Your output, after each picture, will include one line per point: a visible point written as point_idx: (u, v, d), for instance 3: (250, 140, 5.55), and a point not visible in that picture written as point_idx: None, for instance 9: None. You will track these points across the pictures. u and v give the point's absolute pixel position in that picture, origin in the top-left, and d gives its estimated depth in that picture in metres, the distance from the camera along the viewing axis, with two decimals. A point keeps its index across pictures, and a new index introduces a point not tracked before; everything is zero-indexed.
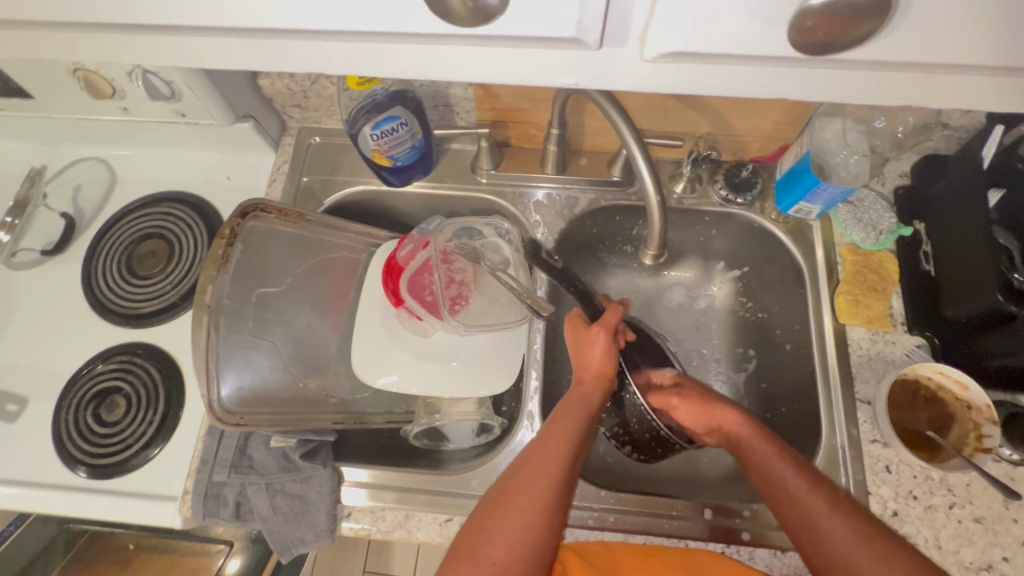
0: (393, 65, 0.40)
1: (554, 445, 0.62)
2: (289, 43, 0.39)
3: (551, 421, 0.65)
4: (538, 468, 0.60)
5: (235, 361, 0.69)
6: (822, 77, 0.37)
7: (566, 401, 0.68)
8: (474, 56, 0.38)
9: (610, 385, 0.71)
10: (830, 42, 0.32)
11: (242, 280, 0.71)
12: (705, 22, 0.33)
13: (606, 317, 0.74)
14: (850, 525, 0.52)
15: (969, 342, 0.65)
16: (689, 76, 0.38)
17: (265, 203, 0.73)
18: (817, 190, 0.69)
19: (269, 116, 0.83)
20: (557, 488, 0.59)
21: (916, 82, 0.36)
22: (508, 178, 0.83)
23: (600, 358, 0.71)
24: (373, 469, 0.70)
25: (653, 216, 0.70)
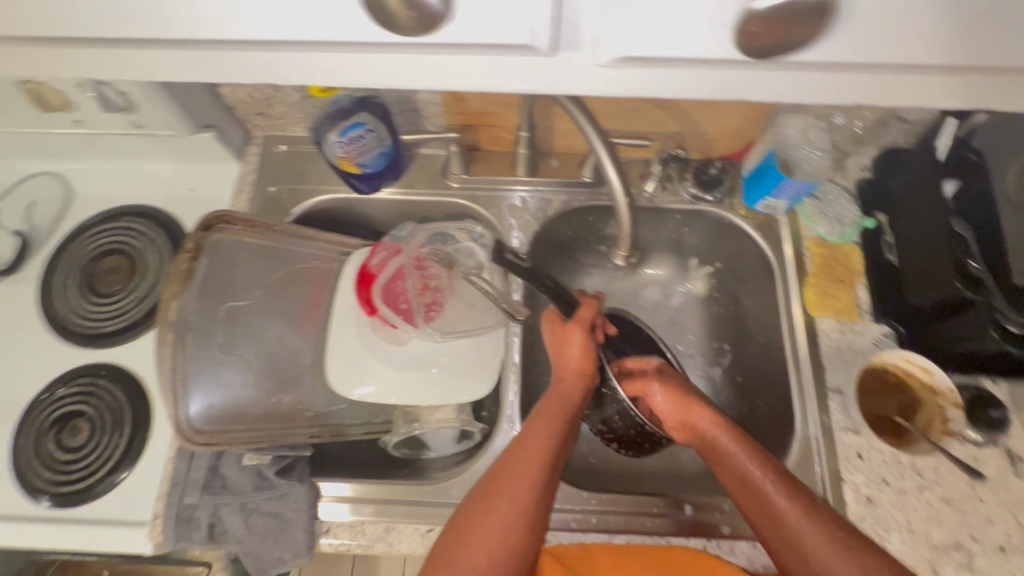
0: (350, 74, 0.39)
1: (533, 446, 0.62)
2: (242, 55, 0.38)
3: (531, 422, 0.65)
4: (516, 471, 0.59)
5: (204, 379, 0.67)
6: (779, 77, 0.38)
7: (547, 400, 0.67)
8: (435, 64, 0.38)
9: (590, 382, 0.70)
10: (781, 47, 0.32)
11: (209, 295, 0.70)
12: (661, 28, 0.34)
13: (581, 313, 0.73)
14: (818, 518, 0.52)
15: (932, 328, 0.67)
16: (647, 81, 0.39)
17: (230, 215, 0.73)
18: (783, 185, 0.71)
19: (232, 125, 0.81)
20: (536, 491, 0.59)
21: (867, 81, 0.37)
22: (479, 182, 0.83)
23: (578, 357, 0.70)
24: (355, 483, 0.69)
25: (620, 215, 0.71)
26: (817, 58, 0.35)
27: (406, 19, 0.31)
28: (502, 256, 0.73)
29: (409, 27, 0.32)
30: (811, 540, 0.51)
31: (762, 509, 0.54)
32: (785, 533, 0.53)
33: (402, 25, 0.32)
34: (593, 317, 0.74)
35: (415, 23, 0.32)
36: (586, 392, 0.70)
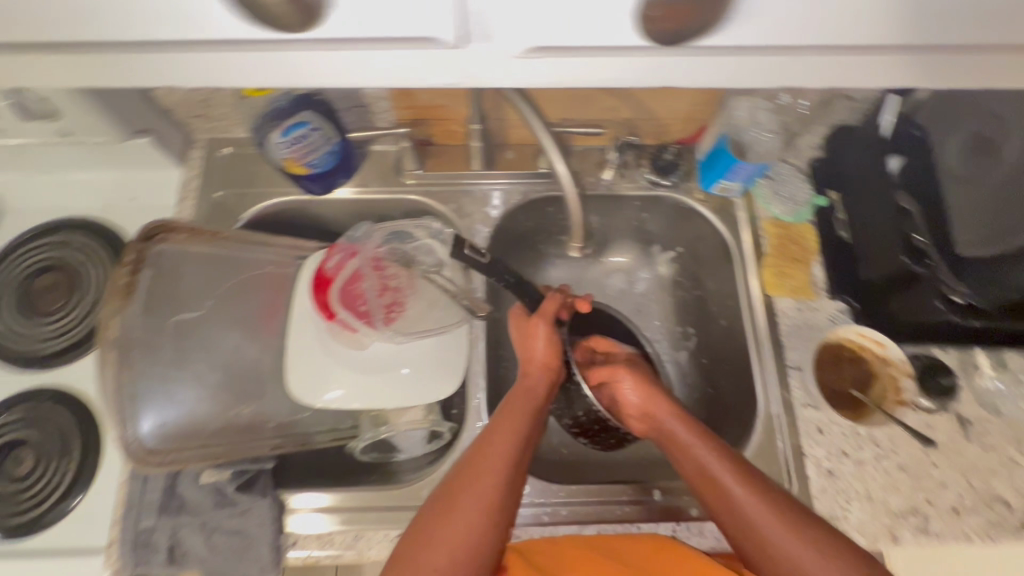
0: (266, 70, 0.39)
1: (498, 445, 0.61)
2: (150, 56, 0.38)
3: (497, 419, 0.64)
4: (481, 471, 0.59)
5: (154, 397, 0.64)
6: (699, 63, 0.38)
7: (513, 396, 0.67)
8: (354, 61, 0.38)
9: (557, 375, 0.70)
10: (683, 33, 0.33)
11: (154, 309, 0.67)
12: (566, 15, 0.34)
13: (546, 307, 0.72)
14: (773, 499, 0.54)
15: (885, 302, 0.72)
16: (570, 70, 0.38)
17: (172, 224, 0.69)
18: (736, 167, 0.73)
19: (171, 129, 0.77)
20: (499, 491, 0.58)
21: (786, 62, 0.37)
22: (435, 177, 0.81)
23: (542, 349, 0.70)
24: (336, 492, 0.68)
25: (571, 204, 0.72)
26: (732, 41, 0.36)
27: (292, 17, 0.33)
28: (463, 254, 0.69)
29: (295, 23, 0.33)
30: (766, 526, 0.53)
31: (721, 492, 0.56)
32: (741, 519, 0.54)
33: (288, 24, 0.33)
34: (557, 310, 0.73)
35: (296, 15, 0.32)
36: (551, 388, 0.69)
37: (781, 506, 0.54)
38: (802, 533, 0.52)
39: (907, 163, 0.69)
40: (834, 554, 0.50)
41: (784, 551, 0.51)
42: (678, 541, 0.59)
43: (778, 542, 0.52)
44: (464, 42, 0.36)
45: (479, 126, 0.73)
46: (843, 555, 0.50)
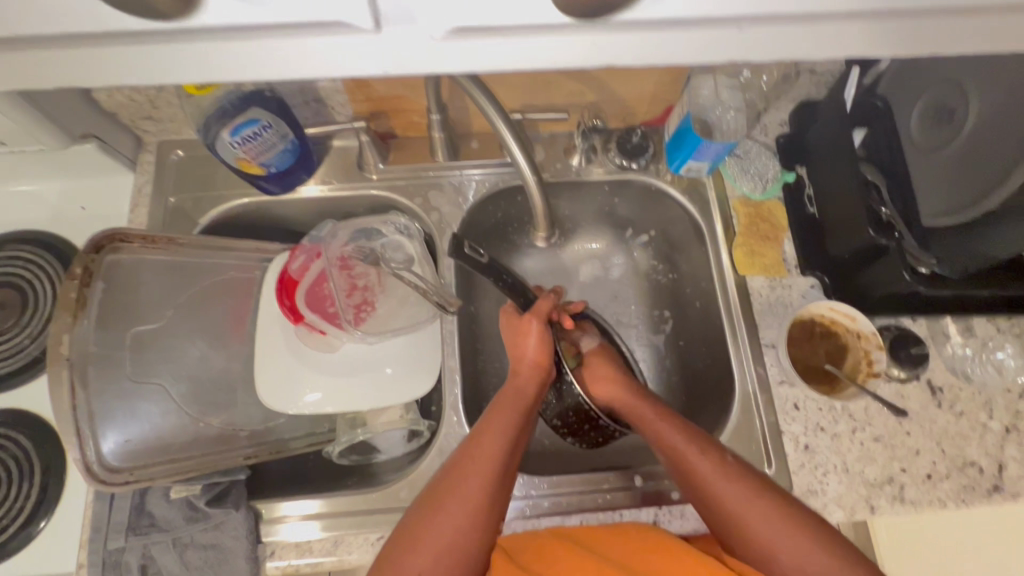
0: (164, 69, 0.35)
1: (486, 445, 0.60)
2: (36, 54, 0.34)
3: (487, 419, 0.62)
4: (474, 475, 0.58)
5: (115, 414, 0.62)
6: (636, 40, 0.35)
7: (503, 396, 0.65)
8: (268, 56, 0.35)
9: (547, 375, 0.69)
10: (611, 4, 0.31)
11: (109, 323, 0.64)
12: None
13: (539, 305, 0.71)
14: (752, 486, 0.58)
15: (855, 278, 0.69)
16: (503, 52, 0.35)
17: (124, 232, 0.66)
18: (702, 147, 0.70)
19: (118, 133, 0.74)
20: (488, 492, 0.58)
21: (733, 35, 0.35)
22: (399, 171, 0.79)
23: (534, 349, 0.68)
24: (327, 499, 0.66)
25: (533, 193, 0.71)
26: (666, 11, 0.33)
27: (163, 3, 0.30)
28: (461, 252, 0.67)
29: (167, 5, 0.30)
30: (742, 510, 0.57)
31: (700, 480, 0.59)
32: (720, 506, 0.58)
33: (162, 11, 0.31)
34: (551, 310, 0.71)
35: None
36: (542, 386, 0.68)
37: (760, 493, 0.57)
38: (779, 518, 0.56)
39: (869, 136, 0.67)
40: (805, 534, 0.55)
41: (761, 534, 0.56)
42: (662, 531, 0.60)
43: (757, 526, 0.56)
44: (376, 27, 0.33)
45: (438, 116, 0.71)
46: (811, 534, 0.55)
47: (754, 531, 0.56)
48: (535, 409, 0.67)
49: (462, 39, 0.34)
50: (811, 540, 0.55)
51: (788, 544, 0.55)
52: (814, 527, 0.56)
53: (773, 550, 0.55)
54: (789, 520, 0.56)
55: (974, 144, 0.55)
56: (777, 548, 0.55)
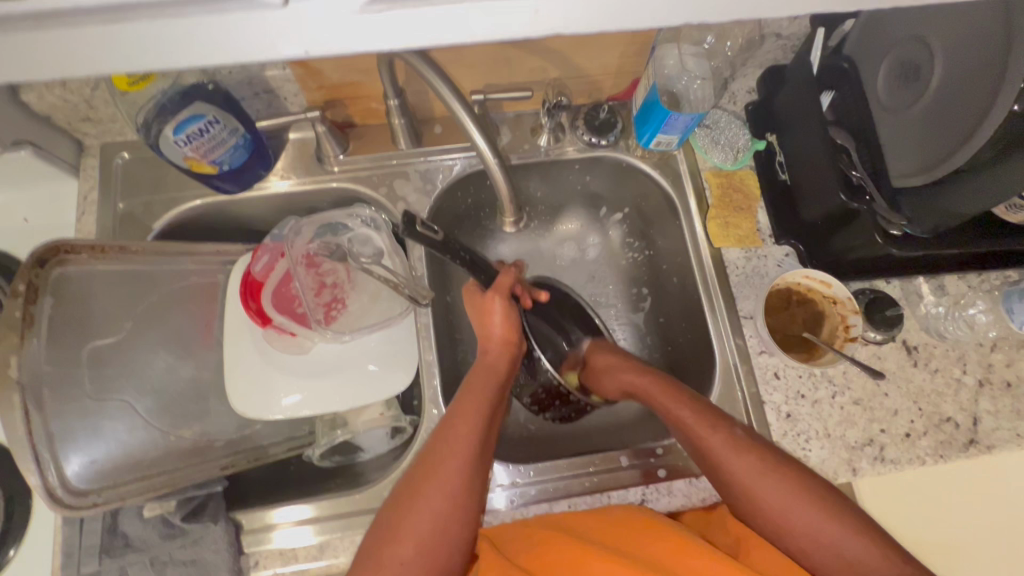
0: (32, 62, 0.30)
1: (459, 427, 0.59)
2: None
3: (459, 401, 0.61)
4: (452, 458, 0.57)
5: (77, 435, 0.59)
6: (581, 8, 0.32)
7: (474, 376, 0.64)
8: (161, 44, 0.30)
9: (517, 350, 0.68)
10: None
11: (61, 340, 0.60)
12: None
13: (501, 280, 0.69)
14: (740, 442, 0.59)
15: (828, 242, 0.68)
16: (436, 28, 0.31)
17: (71, 243, 0.62)
18: (671, 120, 0.68)
19: (55, 137, 0.69)
20: (466, 474, 0.56)
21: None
22: (360, 161, 0.76)
23: (501, 326, 0.67)
24: (318, 503, 0.65)
25: (496, 177, 0.69)
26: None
27: None
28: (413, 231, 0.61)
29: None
30: (751, 482, 0.57)
31: (713, 456, 0.59)
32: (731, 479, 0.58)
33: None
34: (513, 284, 0.69)
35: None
36: (512, 363, 0.67)
37: (746, 448, 0.58)
38: (771, 477, 0.57)
39: (838, 99, 0.66)
40: (800, 490, 0.56)
41: (748, 487, 0.57)
42: (653, 512, 0.59)
43: (746, 481, 0.57)
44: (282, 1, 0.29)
45: (396, 101, 0.68)
46: (793, 482, 0.56)
47: (757, 496, 0.57)
48: (507, 387, 0.66)
49: (386, 7, 0.30)
50: (794, 489, 0.56)
51: (793, 510, 0.55)
52: (812, 488, 0.56)
53: (773, 510, 0.56)
54: (774, 472, 0.57)
55: (947, 100, 0.54)
56: (784, 518, 0.56)
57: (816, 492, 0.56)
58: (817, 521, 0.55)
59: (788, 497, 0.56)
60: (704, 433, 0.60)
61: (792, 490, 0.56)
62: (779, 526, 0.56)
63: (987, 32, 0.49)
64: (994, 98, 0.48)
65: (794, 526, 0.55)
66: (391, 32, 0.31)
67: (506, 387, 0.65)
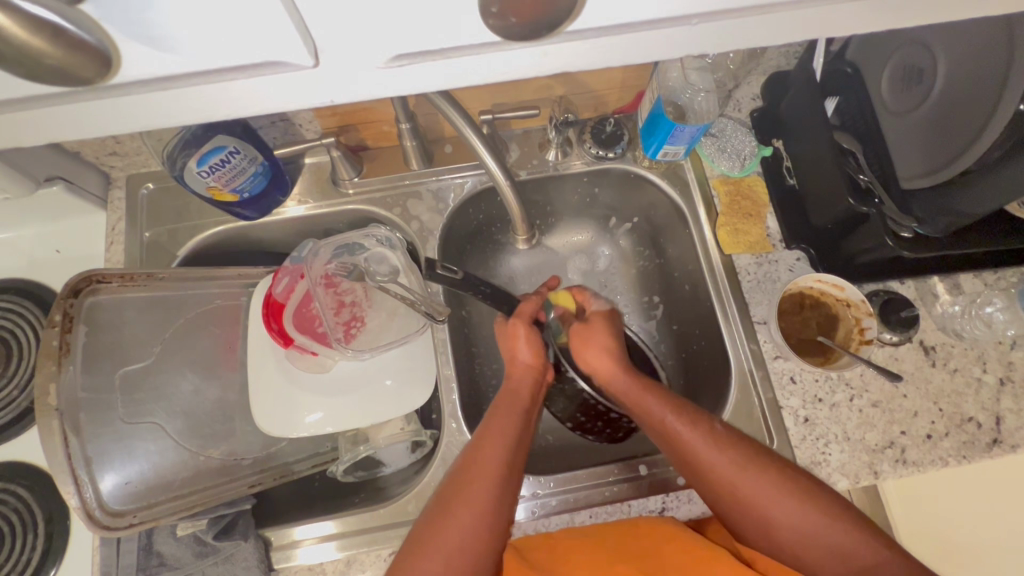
0: (88, 121, 0.33)
1: (489, 447, 0.60)
2: None
3: (489, 422, 0.63)
4: (479, 477, 0.58)
5: (112, 455, 0.61)
6: (583, 48, 0.33)
7: (501, 398, 0.66)
8: (197, 99, 0.32)
9: (541, 377, 0.69)
10: (549, 21, 0.29)
11: (95, 365, 0.63)
12: (408, 17, 0.29)
13: (523, 309, 0.72)
14: (745, 457, 0.58)
15: (839, 247, 0.69)
16: (448, 73, 0.33)
17: (102, 272, 0.65)
18: (676, 132, 0.69)
19: (84, 172, 0.72)
20: (496, 494, 0.58)
21: (682, 35, 0.33)
22: (374, 183, 0.78)
23: (526, 352, 0.68)
24: (340, 518, 0.66)
25: (506, 194, 0.70)
26: (612, 16, 0.31)
27: (85, 67, 0.27)
28: (434, 272, 0.65)
29: (88, 70, 0.28)
30: (763, 498, 0.56)
31: (715, 472, 0.58)
32: (742, 496, 0.56)
33: (82, 76, 0.28)
34: (535, 312, 0.72)
35: (84, 62, 0.27)
36: (537, 387, 0.69)
37: (750, 461, 0.57)
38: (792, 495, 0.55)
39: (843, 103, 0.66)
40: (827, 511, 0.55)
41: (747, 500, 0.56)
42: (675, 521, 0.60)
43: (761, 499, 0.56)
44: (313, 63, 0.31)
45: (408, 125, 0.69)
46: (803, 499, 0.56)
47: (775, 514, 0.55)
48: (534, 408, 0.68)
49: (407, 62, 0.32)
50: (820, 508, 0.55)
51: (816, 528, 0.54)
52: (839, 511, 0.55)
53: (794, 529, 0.55)
54: (778, 486, 0.56)
55: (948, 105, 0.54)
56: (809, 537, 0.54)
57: (845, 514, 0.55)
58: (825, 540, 0.54)
59: (813, 513, 0.54)
60: (702, 447, 0.58)
61: (816, 510, 0.55)
62: (802, 547, 0.55)
63: (989, 45, 0.49)
64: (994, 109, 0.49)
65: (816, 544, 0.54)
66: (400, 80, 0.33)
67: (532, 411, 0.67)
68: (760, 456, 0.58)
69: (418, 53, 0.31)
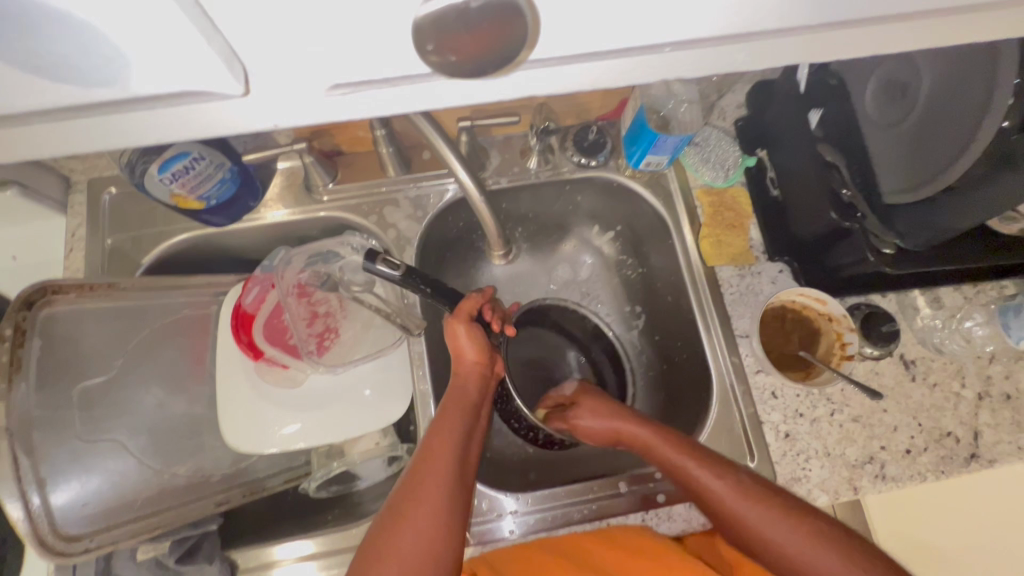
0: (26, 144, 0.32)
1: (439, 445, 0.59)
2: None
3: (438, 419, 0.62)
4: (432, 475, 0.57)
5: (68, 478, 0.58)
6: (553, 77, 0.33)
7: (449, 395, 0.66)
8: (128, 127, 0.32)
9: (487, 370, 0.69)
10: (497, 58, 0.28)
11: (49, 383, 0.59)
12: (350, 54, 0.29)
13: (464, 305, 0.68)
14: (733, 481, 0.57)
15: (823, 259, 0.69)
16: (397, 100, 0.33)
17: (58, 282, 0.61)
18: (659, 142, 0.68)
19: (42, 175, 0.69)
20: (450, 491, 0.57)
21: (655, 62, 0.33)
22: (349, 190, 0.75)
23: (469, 348, 0.68)
24: (319, 537, 0.64)
25: (478, 206, 0.68)
26: (578, 46, 0.31)
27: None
28: (372, 266, 0.64)
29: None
30: (773, 530, 0.55)
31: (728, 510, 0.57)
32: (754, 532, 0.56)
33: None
34: (479, 307, 0.69)
35: None
36: (484, 382, 0.69)
37: (739, 482, 0.57)
38: (779, 515, 0.55)
39: (827, 115, 0.65)
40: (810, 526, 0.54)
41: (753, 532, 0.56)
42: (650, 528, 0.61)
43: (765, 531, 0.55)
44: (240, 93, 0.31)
45: (383, 131, 0.68)
46: (761, 493, 0.57)
47: (775, 539, 0.55)
48: (483, 405, 0.68)
49: (350, 90, 0.32)
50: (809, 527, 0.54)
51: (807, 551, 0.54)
52: (828, 530, 0.54)
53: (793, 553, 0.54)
54: (774, 509, 0.55)
55: (930, 122, 0.53)
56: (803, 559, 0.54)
57: (832, 532, 0.55)
58: (778, 525, 0.55)
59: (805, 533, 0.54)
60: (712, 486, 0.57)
61: (801, 530, 0.54)
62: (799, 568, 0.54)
63: (974, 69, 0.48)
64: (974, 132, 0.48)
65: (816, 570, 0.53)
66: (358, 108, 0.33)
67: (481, 406, 0.66)
68: (748, 479, 0.58)
69: (359, 83, 0.31)
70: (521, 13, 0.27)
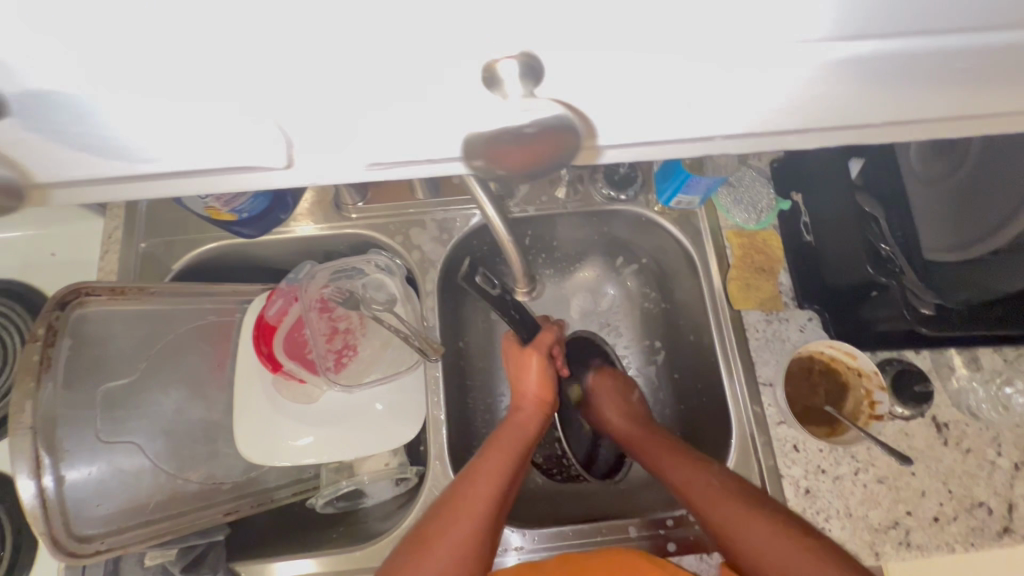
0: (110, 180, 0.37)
1: (479, 481, 0.58)
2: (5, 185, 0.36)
3: (485, 452, 0.62)
4: (463, 516, 0.56)
5: (83, 480, 0.58)
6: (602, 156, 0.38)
7: (504, 430, 0.66)
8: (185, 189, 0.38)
9: (547, 409, 0.69)
10: (541, 169, 0.35)
11: (76, 382, 0.60)
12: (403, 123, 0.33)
13: (542, 337, 0.71)
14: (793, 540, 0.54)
15: (854, 310, 0.67)
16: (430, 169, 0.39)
17: (90, 285, 0.62)
18: (692, 182, 0.67)
19: None
20: (482, 530, 0.56)
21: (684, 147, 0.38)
22: (377, 210, 0.76)
23: (535, 383, 0.69)
24: (320, 557, 0.64)
25: (506, 244, 0.68)
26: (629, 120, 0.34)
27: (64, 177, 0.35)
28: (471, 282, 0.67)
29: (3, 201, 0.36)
30: None
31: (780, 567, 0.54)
32: None
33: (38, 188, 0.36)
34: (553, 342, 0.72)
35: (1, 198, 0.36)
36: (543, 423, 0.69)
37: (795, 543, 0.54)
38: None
39: (866, 166, 0.65)
40: None
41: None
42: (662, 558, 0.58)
43: None
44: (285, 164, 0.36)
45: None
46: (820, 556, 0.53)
47: None
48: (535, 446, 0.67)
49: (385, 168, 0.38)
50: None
51: None
52: None
53: None
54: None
55: (971, 188, 0.51)
56: None
57: None
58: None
59: None
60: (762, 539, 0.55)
61: None
62: None
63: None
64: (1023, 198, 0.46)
65: None
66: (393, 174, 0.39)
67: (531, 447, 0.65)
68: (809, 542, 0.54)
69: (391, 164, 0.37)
70: (574, 134, 0.32)
